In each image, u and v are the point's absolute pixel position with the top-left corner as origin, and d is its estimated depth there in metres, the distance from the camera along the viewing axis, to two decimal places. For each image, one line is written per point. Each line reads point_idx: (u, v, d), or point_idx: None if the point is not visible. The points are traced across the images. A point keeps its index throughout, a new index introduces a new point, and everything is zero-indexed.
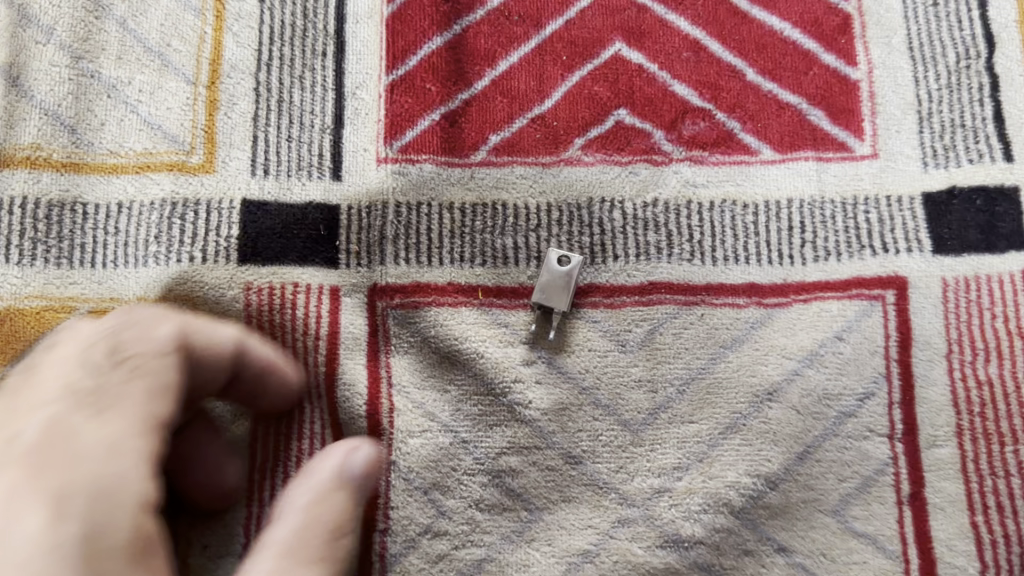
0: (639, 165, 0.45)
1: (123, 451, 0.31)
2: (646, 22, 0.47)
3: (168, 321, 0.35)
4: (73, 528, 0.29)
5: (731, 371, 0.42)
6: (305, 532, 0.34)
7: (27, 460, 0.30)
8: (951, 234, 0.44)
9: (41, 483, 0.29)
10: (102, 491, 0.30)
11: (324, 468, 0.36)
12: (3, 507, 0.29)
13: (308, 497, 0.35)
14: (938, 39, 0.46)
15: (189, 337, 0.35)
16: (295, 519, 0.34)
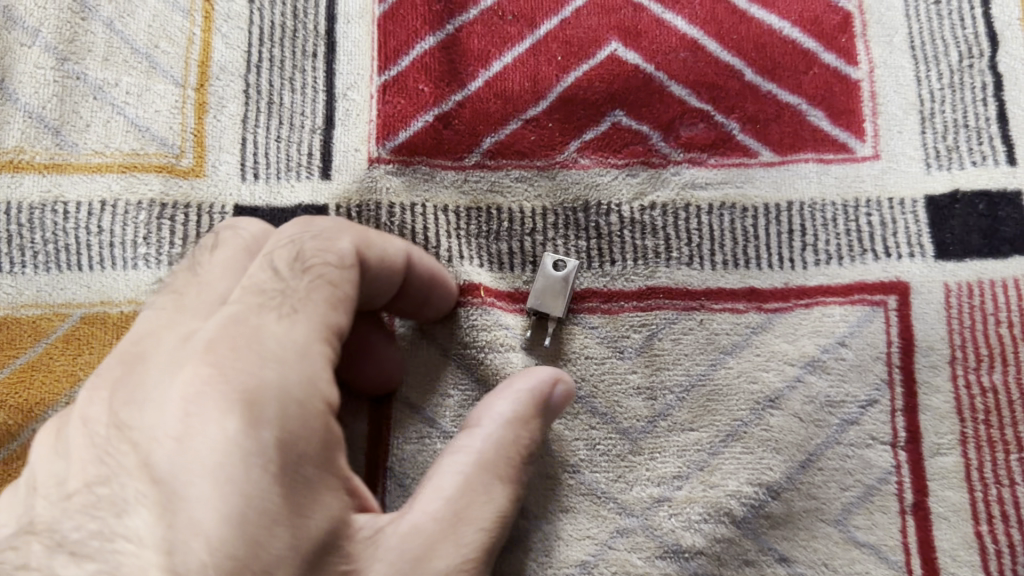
0: (636, 167, 0.44)
1: (285, 362, 0.30)
2: (642, 21, 0.46)
3: (347, 234, 0.34)
4: (268, 434, 0.29)
5: (731, 377, 0.41)
6: (503, 451, 0.35)
7: (213, 363, 0.30)
8: (954, 238, 0.43)
9: (226, 386, 0.29)
10: (294, 398, 0.30)
11: (531, 387, 0.37)
12: (187, 411, 0.29)
13: (518, 415, 0.36)
14: (940, 38, 0.46)
15: (365, 252, 0.35)
16: (503, 431, 0.35)
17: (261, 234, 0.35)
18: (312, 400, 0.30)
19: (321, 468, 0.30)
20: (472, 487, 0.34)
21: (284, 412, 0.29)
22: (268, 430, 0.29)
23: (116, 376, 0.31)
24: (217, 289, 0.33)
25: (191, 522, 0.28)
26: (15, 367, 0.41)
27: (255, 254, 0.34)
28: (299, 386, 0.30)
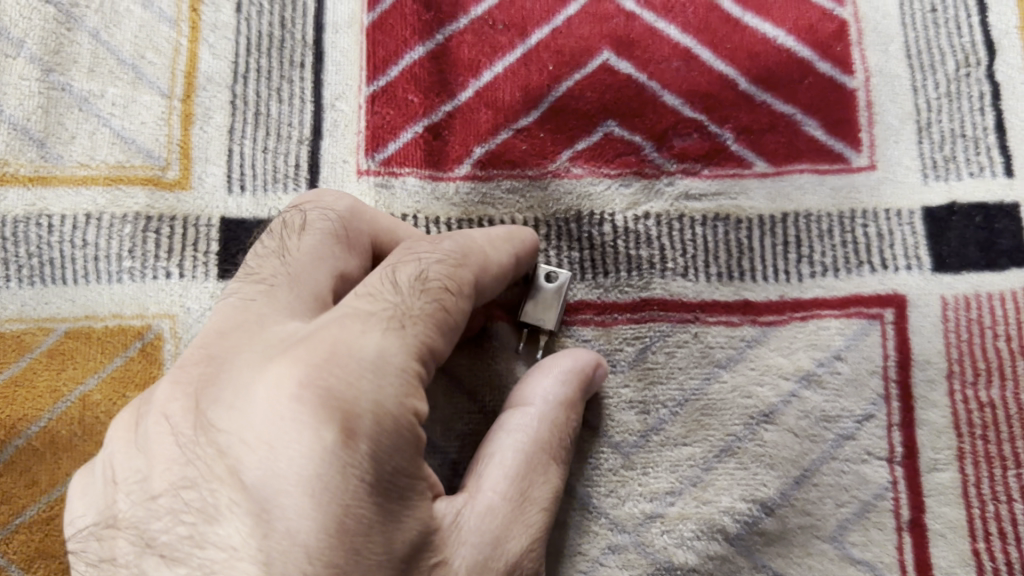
0: (629, 178, 0.43)
1: (380, 366, 0.29)
2: (635, 30, 0.45)
3: (456, 241, 0.34)
4: (363, 447, 0.28)
5: (725, 392, 0.40)
6: (555, 431, 0.37)
7: (312, 367, 0.29)
8: (951, 250, 0.42)
9: (326, 395, 0.28)
10: (391, 410, 0.29)
11: (577, 364, 0.38)
12: (284, 415, 0.28)
13: (570, 396, 0.37)
14: (936, 47, 0.45)
15: (473, 256, 0.34)
16: (559, 414, 0.37)
17: (349, 217, 0.35)
18: (405, 405, 0.29)
19: (412, 463, 0.30)
20: (533, 466, 0.35)
21: (379, 423, 0.29)
22: (360, 442, 0.28)
23: (202, 373, 0.31)
24: (316, 278, 0.34)
25: (287, 535, 0.28)
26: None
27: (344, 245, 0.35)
28: (395, 393, 0.29)
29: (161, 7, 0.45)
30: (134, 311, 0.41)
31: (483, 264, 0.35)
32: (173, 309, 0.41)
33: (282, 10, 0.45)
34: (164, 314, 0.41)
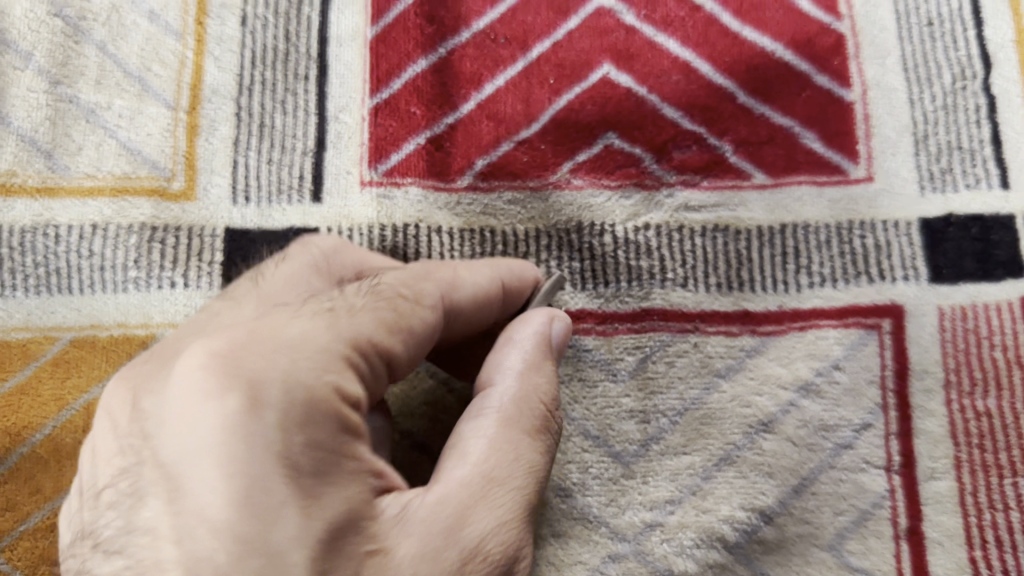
0: (629, 189, 0.44)
1: (295, 348, 0.29)
2: (635, 44, 0.46)
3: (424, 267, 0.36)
4: (271, 416, 0.27)
5: (724, 401, 0.41)
6: (523, 402, 0.36)
7: (228, 350, 0.29)
8: (948, 261, 0.43)
9: (237, 370, 0.28)
10: (301, 387, 0.28)
11: (532, 331, 0.38)
12: (195, 393, 0.28)
13: (527, 373, 0.37)
14: (933, 60, 0.46)
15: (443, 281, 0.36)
16: (518, 390, 0.36)
17: (330, 250, 0.36)
18: (320, 380, 0.29)
19: (333, 438, 0.29)
20: (502, 444, 0.34)
21: (289, 393, 0.28)
22: (267, 412, 0.27)
23: (141, 370, 0.31)
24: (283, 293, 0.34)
25: (188, 509, 0.26)
26: (4, 391, 0.41)
27: (321, 272, 0.35)
28: (301, 370, 0.29)
29: (167, 20, 0.46)
30: (138, 320, 0.42)
31: (451, 286, 0.36)
32: (178, 319, 0.41)
33: (287, 23, 0.45)
34: (168, 324, 0.42)
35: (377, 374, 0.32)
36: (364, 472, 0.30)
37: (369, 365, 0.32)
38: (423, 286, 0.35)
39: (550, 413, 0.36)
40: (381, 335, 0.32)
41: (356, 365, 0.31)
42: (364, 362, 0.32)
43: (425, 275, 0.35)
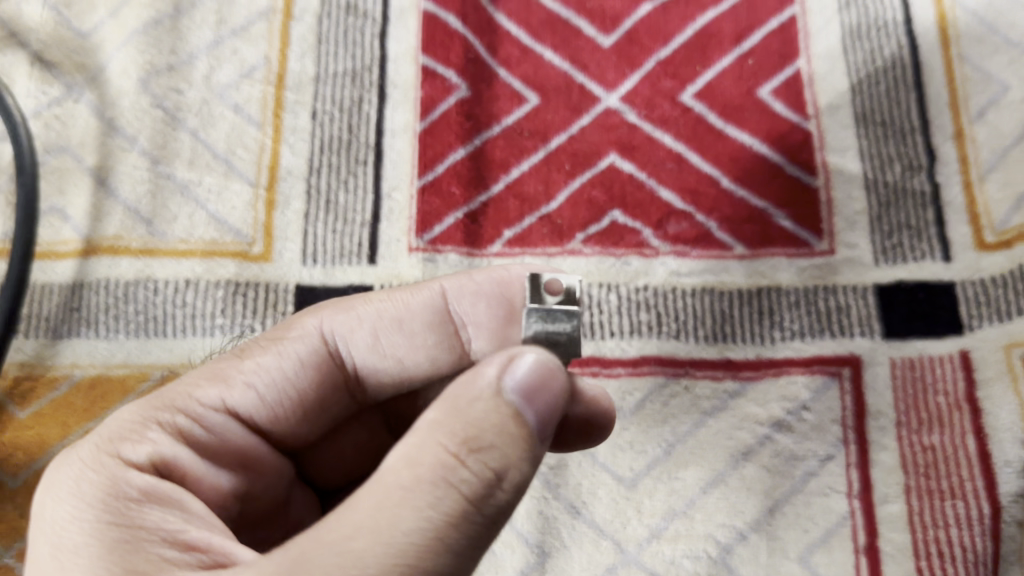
0: (631, 257, 0.53)
1: (102, 431, 0.33)
2: (637, 138, 0.55)
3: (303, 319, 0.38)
4: (50, 492, 0.32)
5: (711, 434, 0.49)
6: (433, 434, 0.27)
7: None
8: (899, 321, 0.51)
9: None
10: (95, 454, 0.32)
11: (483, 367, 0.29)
12: None
13: (441, 413, 0.28)
14: (886, 154, 0.55)
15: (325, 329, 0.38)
16: (418, 433, 0.28)
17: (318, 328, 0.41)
18: (103, 454, 0.32)
19: (110, 506, 0.30)
20: (395, 480, 0.27)
21: (69, 470, 0.32)
22: (67, 501, 0.31)
23: None
24: None
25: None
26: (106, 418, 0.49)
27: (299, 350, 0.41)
28: (89, 466, 0.32)
29: (249, 112, 0.55)
30: None
31: (311, 332, 0.38)
32: None
33: (350, 118, 0.55)
34: None
35: (219, 422, 0.36)
36: (161, 538, 0.30)
37: (212, 415, 0.35)
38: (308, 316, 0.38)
39: (456, 463, 0.27)
40: (227, 379, 0.36)
41: (177, 423, 0.34)
42: (206, 414, 0.35)
43: (331, 305, 0.39)
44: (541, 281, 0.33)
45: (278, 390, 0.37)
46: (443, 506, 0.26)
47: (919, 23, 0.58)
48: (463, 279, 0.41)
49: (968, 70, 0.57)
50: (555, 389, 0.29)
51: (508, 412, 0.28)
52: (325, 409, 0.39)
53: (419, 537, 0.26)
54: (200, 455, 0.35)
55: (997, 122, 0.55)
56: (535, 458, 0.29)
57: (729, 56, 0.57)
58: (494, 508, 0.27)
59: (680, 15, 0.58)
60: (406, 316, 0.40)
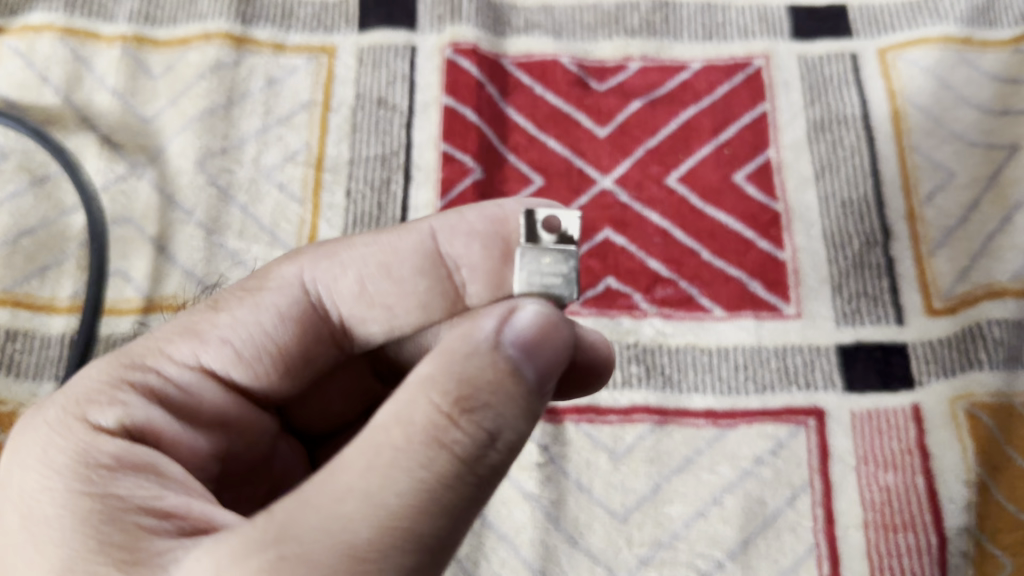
0: (623, 318, 0.60)
1: (70, 394, 0.37)
2: (628, 215, 0.63)
3: (286, 265, 0.42)
4: (24, 450, 0.35)
5: (693, 473, 0.56)
6: (424, 389, 0.31)
7: None
8: (858, 376, 0.58)
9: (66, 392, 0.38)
10: (61, 416, 0.36)
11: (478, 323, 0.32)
12: None
13: (433, 371, 0.31)
14: (846, 231, 0.63)
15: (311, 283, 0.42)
16: (409, 392, 0.31)
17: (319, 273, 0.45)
18: (74, 417, 0.36)
19: (80, 468, 0.34)
20: (388, 440, 0.30)
21: (42, 430, 0.35)
22: (39, 463, 0.34)
23: None
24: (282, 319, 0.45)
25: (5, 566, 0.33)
26: None
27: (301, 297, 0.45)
28: (58, 429, 0.35)
29: (292, 190, 0.64)
30: None
31: (287, 286, 0.42)
32: None
33: (379, 197, 0.63)
34: None
35: (193, 379, 0.40)
36: (135, 506, 0.33)
37: (185, 372, 0.39)
38: (286, 266, 0.42)
39: (447, 424, 0.30)
40: (201, 335, 0.40)
41: (149, 383, 0.38)
42: (178, 372, 0.39)
43: (314, 253, 0.43)
44: (535, 221, 0.36)
45: (256, 344, 0.41)
46: (436, 467, 0.30)
47: (875, 119, 0.67)
48: (451, 219, 0.44)
49: (918, 160, 0.65)
50: (550, 346, 0.32)
51: (504, 370, 0.31)
52: (310, 360, 0.43)
53: (410, 498, 0.29)
54: (174, 409, 0.39)
55: (944, 205, 0.63)
56: (531, 414, 0.32)
57: (708, 146, 0.66)
58: (487, 468, 0.31)
59: (666, 111, 0.67)
60: (393, 261, 0.43)
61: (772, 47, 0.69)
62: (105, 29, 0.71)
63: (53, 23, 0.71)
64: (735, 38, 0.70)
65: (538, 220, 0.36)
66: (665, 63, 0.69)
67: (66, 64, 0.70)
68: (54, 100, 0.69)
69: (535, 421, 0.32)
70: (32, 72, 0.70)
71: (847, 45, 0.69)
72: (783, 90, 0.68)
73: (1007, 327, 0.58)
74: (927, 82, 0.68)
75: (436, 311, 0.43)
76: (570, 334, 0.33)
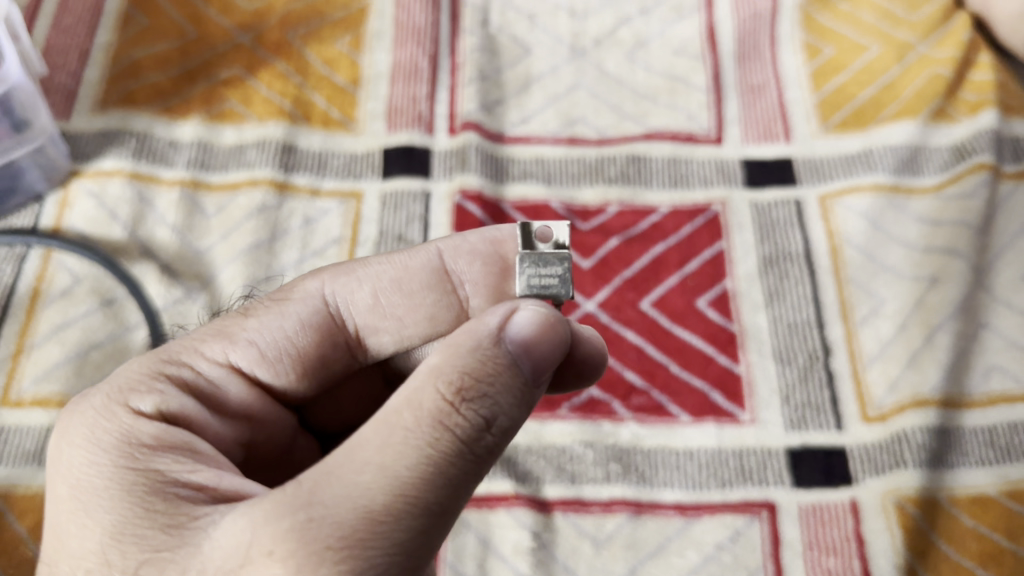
0: (604, 422, 0.71)
1: (113, 385, 0.45)
2: (608, 334, 0.75)
3: (308, 281, 0.51)
4: (75, 433, 0.44)
5: (664, 558, 0.65)
6: (432, 378, 0.39)
7: None
8: (805, 474, 0.68)
9: None
10: (105, 405, 0.44)
11: (478, 326, 0.41)
12: None
13: (442, 364, 0.40)
14: (793, 349, 0.74)
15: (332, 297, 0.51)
16: (420, 381, 0.39)
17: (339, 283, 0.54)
18: (117, 405, 0.44)
19: (128, 449, 0.42)
20: (403, 423, 0.38)
21: (91, 416, 0.44)
22: (91, 446, 0.43)
23: None
24: None
25: (61, 526, 0.41)
26: None
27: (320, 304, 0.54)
28: (103, 414, 0.44)
29: None
30: None
31: (307, 298, 0.51)
32: None
33: None
34: None
35: (221, 374, 0.48)
36: (173, 479, 0.41)
37: (216, 368, 0.48)
38: (309, 281, 0.51)
39: (451, 409, 0.39)
40: (232, 337, 0.49)
41: (183, 375, 0.47)
42: (209, 368, 0.48)
43: (334, 270, 0.52)
44: (532, 233, 0.50)
45: (278, 346, 0.49)
46: (441, 444, 0.38)
47: (816, 255, 0.79)
48: (455, 242, 0.54)
49: (854, 289, 0.77)
50: (539, 347, 0.41)
51: (501, 363, 0.41)
52: (327, 365, 0.51)
53: (418, 470, 0.37)
54: (204, 399, 0.47)
55: (878, 327, 0.74)
56: (519, 404, 0.41)
57: (675, 276, 0.78)
58: (482, 448, 0.39)
59: (639, 246, 0.80)
60: (404, 276, 0.52)
61: (728, 194, 0.83)
62: (166, 174, 0.84)
63: (122, 168, 0.83)
64: (697, 186, 0.83)
65: (535, 233, 0.50)
66: (638, 207, 0.82)
67: (132, 204, 0.82)
68: (121, 234, 0.80)
69: (523, 408, 0.42)
70: (103, 210, 0.81)
71: (792, 193, 0.83)
72: (738, 230, 0.80)
73: (929, 433, 0.68)
74: (861, 223, 0.80)
75: (441, 323, 0.53)
76: (558, 335, 0.43)
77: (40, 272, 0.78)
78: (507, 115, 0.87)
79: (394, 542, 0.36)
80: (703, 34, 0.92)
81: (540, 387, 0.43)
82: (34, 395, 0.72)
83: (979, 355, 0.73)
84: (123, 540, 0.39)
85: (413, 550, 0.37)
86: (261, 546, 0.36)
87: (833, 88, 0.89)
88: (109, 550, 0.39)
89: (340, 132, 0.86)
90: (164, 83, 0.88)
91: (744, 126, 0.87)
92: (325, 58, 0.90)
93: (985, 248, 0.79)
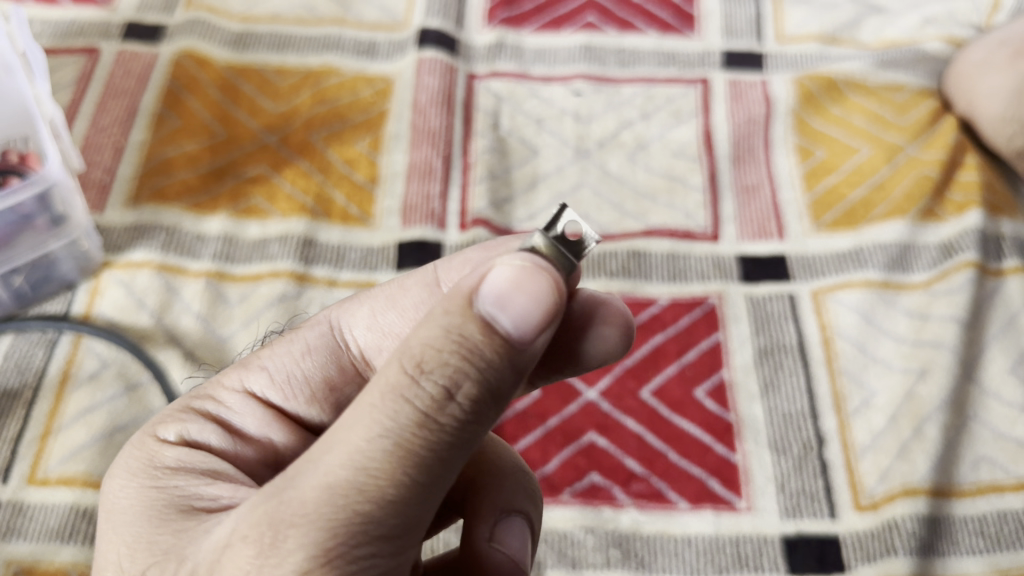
0: (604, 506, 0.74)
1: (145, 426, 0.51)
2: (609, 421, 0.78)
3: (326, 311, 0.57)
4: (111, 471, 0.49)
5: None
6: (402, 352, 0.40)
7: None
8: (799, 561, 0.71)
9: None
10: (138, 439, 0.50)
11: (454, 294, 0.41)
12: None
13: (409, 339, 0.41)
14: (788, 440, 0.77)
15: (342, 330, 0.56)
16: (390, 360, 0.41)
17: None
18: (146, 439, 0.49)
19: (154, 472, 0.47)
20: (373, 400, 0.40)
21: (124, 452, 0.50)
22: (122, 475, 0.48)
23: None
24: None
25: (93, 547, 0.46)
26: None
27: None
28: (136, 446, 0.49)
29: None
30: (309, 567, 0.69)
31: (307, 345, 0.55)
32: None
33: None
34: None
35: (238, 400, 0.53)
36: (191, 492, 0.46)
37: (230, 395, 0.53)
38: (320, 313, 0.57)
39: (411, 383, 0.39)
40: (247, 365, 0.54)
41: (206, 406, 0.53)
42: (229, 396, 0.53)
43: (342, 301, 0.57)
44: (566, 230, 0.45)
45: (287, 372, 0.54)
46: (401, 415, 0.39)
47: (809, 347, 0.82)
48: (452, 258, 0.56)
49: (847, 380, 0.80)
50: (511, 307, 0.40)
51: (470, 331, 0.40)
52: (341, 388, 0.55)
53: (379, 441, 0.38)
54: (226, 425, 0.52)
55: (869, 418, 0.78)
56: (493, 370, 0.40)
57: (674, 366, 0.82)
58: (450, 417, 0.39)
59: (639, 336, 0.83)
60: (400, 291, 0.56)
61: (725, 288, 0.87)
62: (192, 265, 0.88)
63: (151, 260, 0.88)
64: (695, 280, 0.88)
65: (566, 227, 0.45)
66: (639, 300, 0.86)
67: (160, 293, 0.86)
68: (148, 321, 0.85)
69: (503, 371, 0.41)
70: (132, 298, 0.86)
71: (787, 288, 0.87)
72: (734, 323, 0.84)
73: (918, 521, 0.71)
74: (854, 318, 0.83)
75: None
76: (542, 292, 0.40)
77: (69, 356, 0.82)
78: (515, 212, 0.93)
79: (360, 513, 0.38)
80: (700, 138, 0.98)
81: (531, 345, 0.41)
82: (60, 474, 0.76)
83: (967, 446, 0.76)
84: (138, 548, 0.43)
85: (384, 520, 0.39)
86: (239, 531, 0.39)
87: (824, 188, 0.93)
88: (124, 560, 0.44)
89: (358, 227, 0.92)
90: (193, 179, 0.94)
91: (739, 224, 0.91)
92: (346, 158, 0.96)
93: (973, 341, 0.82)
